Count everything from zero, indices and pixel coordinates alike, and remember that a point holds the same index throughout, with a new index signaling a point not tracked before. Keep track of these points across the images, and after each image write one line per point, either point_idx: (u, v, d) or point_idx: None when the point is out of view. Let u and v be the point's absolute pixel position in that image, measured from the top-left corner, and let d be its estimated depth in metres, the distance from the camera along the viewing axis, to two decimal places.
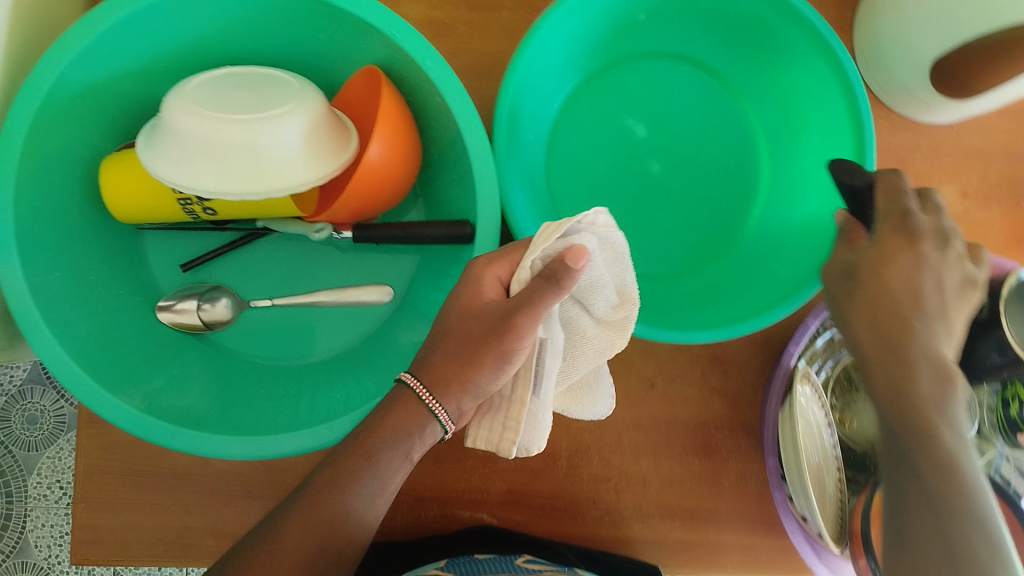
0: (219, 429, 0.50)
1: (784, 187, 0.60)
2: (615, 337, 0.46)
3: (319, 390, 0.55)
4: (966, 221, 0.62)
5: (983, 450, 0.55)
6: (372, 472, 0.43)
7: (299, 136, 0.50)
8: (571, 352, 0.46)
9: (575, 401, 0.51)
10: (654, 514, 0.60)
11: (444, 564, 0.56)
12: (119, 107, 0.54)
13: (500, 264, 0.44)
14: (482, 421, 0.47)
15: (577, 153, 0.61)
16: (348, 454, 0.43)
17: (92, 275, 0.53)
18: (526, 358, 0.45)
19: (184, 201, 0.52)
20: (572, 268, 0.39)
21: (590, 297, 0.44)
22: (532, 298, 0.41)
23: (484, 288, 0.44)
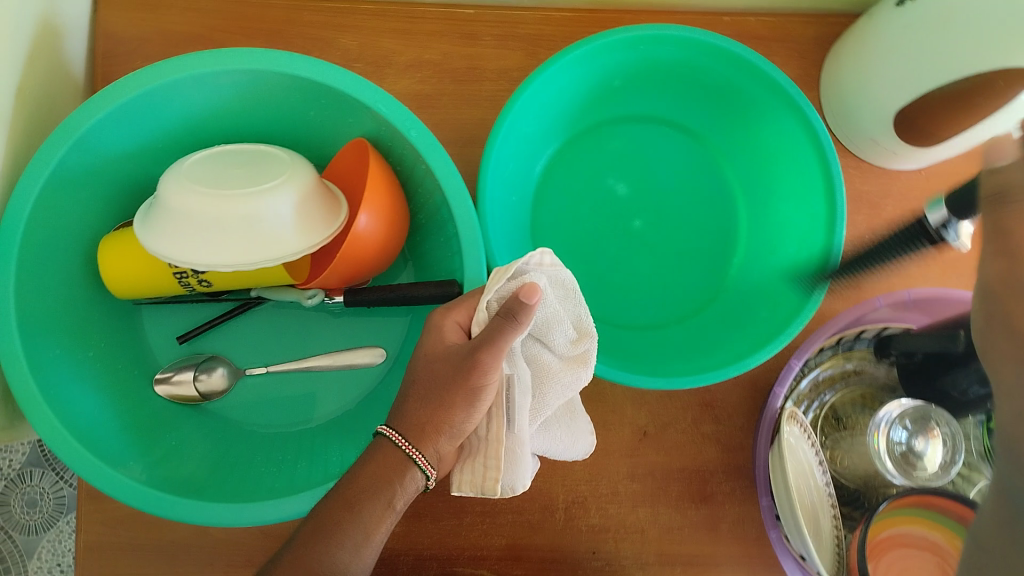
0: (217, 496, 0.51)
1: (761, 237, 0.62)
2: (578, 371, 0.47)
3: (318, 453, 0.56)
4: (940, 261, 0.64)
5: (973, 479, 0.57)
6: (355, 523, 0.44)
7: (291, 207, 0.52)
8: (540, 391, 0.48)
9: (557, 439, 0.52)
10: (654, 562, 0.60)
11: None
12: (116, 189, 0.56)
13: (459, 311, 0.48)
14: (464, 466, 0.47)
15: (560, 214, 0.63)
16: (332, 506, 0.44)
17: (91, 350, 0.55)
18: (496, 394, 0.47)
19: (180, 274, 0.54)
20: (527, 303, 0.42)
21: (548, 334, 0.47)
22: (492, 336, 0.43)
23: (446, 333, 0.47)
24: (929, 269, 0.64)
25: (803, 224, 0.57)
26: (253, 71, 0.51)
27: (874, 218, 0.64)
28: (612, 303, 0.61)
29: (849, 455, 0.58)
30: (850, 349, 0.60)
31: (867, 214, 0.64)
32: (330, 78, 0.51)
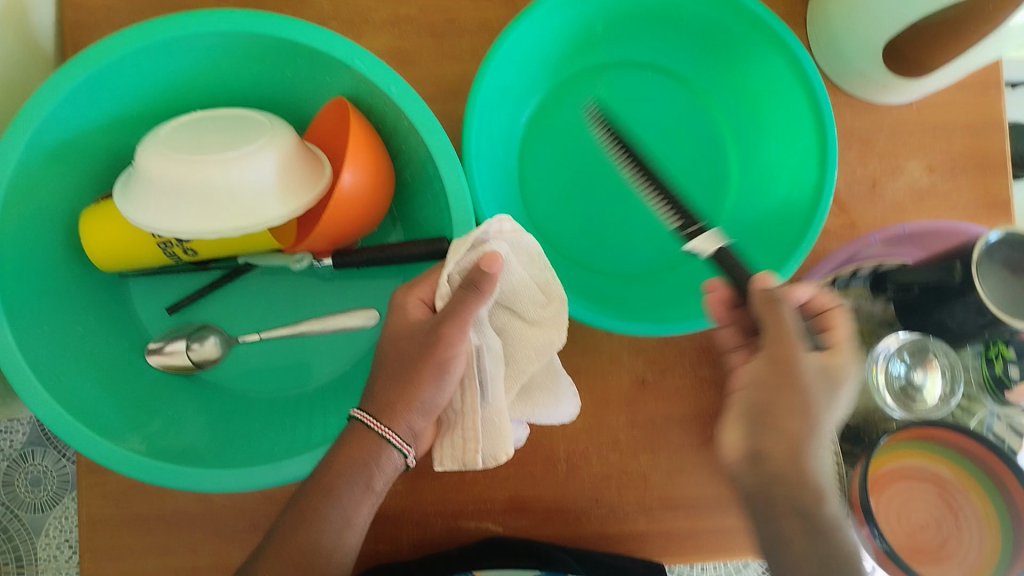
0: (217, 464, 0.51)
1: (753, 180, 0.61)
2: (552, 334, 0.50)
3: (316, 416, 0.56)
4: (934, 194, 0.63)
5: (973, 410, 0.58)
6: (334, 507, 0.45)
7: (272, 170, 0.51)
8: (513, 358, 0.50)
9: (535, 404, 0.54)
10: (656, 507, 0.61)
11: None
12: (93, 163, 0.55)
13: (422, 288, 0.49)
14: (444, 440, 0.49)
15: (547, 165, 0.61)
16: (309, 493, 0.45)
17: (80, 326, 0.54)
18: (467, 367, 0.48)
19: (165, 243, 0.53)
20: (490, 270, 0.45)
21: (514, 299, 0.49)
22: (456, 307, 0.45)
23: (409, 310, 0.48)
24: (923, 202, 0.63)
25: (796, 163, 0.56)
26: (226, 33, 0.50)
27: (866, 154, 0.63)
28: (604, 253, 0.61)
29: None
30: (845, 288, 0.58)
31: (859, 149, 0.63)
32: (304, 36, 0.49)
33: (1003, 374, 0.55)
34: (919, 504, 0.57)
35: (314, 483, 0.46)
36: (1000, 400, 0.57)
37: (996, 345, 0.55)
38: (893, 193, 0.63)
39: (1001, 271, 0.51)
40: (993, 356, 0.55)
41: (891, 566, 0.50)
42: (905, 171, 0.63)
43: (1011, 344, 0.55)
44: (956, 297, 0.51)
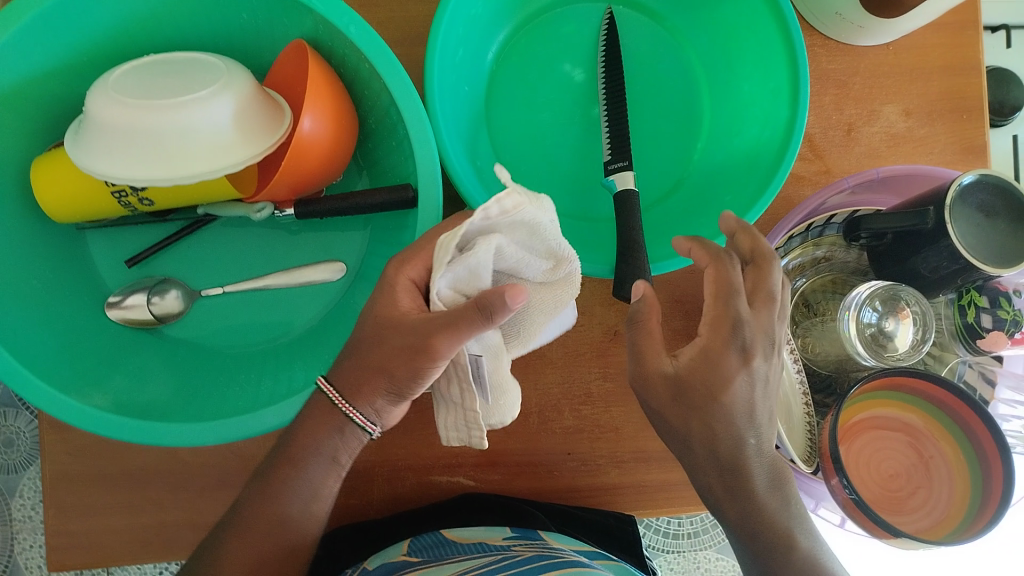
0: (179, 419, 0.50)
1: (724, 118, 0.60)
2: (563, 289, 0.46)
3: (289, 368, 0.55)
4: (909, 139, 0.62)
5: (944, 359, 0.59)
6: (300, 480, 0.46)
7: (228, 117, 0.49)
8: (519, 320, 0.47)
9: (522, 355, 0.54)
10: (629, 459, 0.60)
11: (409, 545, 0.59)
12: (45, 110, 0.53)
13: (413, 265, 0.43)
14: (447, 419, 0.47)
15: (515, 104, 0.60)
16: (277, 465, 0.46)
17: (36, 280, 0.52)
18: (461, 373, 0.45)
19: (119, 193, 0.51)
20: (510, 303, 0.38)
21: (523, 272, 0.44)
22: (457, 322, 0.39)
23: (397, 293, 0.43)
24: (898, 147, 0.62)
25: (768, 103, 0.56)
26: None
27: (843, 98, 0.62)
28: (573, 198, 0.59)
29: (820, 342, 0.58)
30: (819, 235, 0.59)
31: (835, 93, 0.62)
32: None
33: (976, 322, 0.55)
34: (888, 452, 0.57)
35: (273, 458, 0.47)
36: (972, 349, 0.56)
37: (971, 293, 0.56)
38: (868, 138, 0.62)
39: (975, 214, 0.50)
40: (966, 304, 0.56)
41: (859, 517, 0.50)
42: (881, 116, 0.62)
43: (984, 291, 0.55)
44: (929, 243, 0.50)
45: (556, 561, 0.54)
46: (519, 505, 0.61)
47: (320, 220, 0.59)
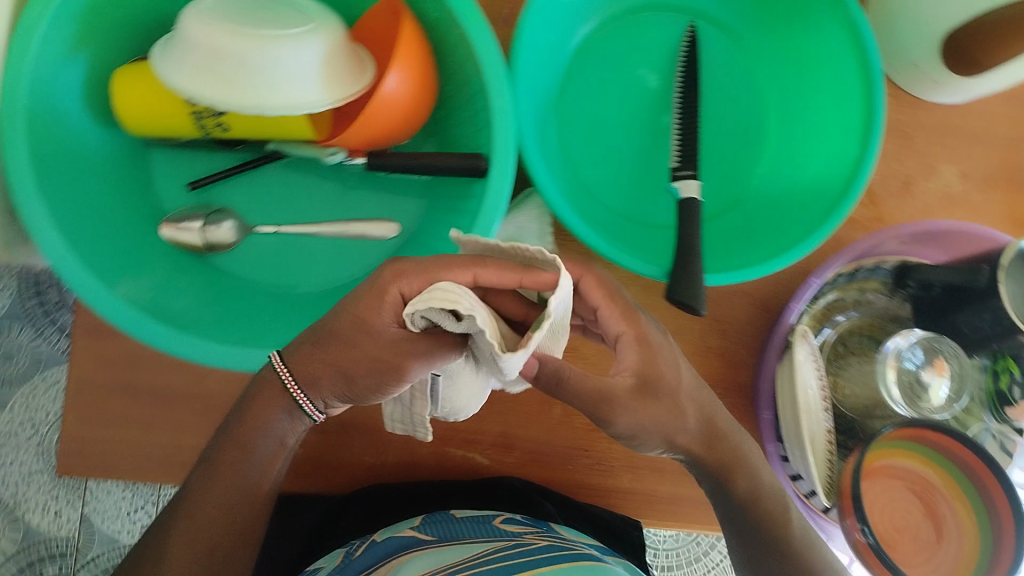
0: (218, 338, 0.50)
1: (789, 149, 0.60)
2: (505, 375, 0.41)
3: (315, 310, 0.55)
4: (963, 200, 0.63)
5: (969, 422, 0.58)
6: (248, 463, 0.45)
7: (317, 55, 0.49)
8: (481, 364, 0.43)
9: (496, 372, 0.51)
10: (643, 466, 0.60)
11: (420, 522, 0.62)
12: (135, 24, 0.53)
13: (409, 280, 0.40)
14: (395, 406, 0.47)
15: (587, 100, 0.59)
16: (222, 449, 0.45)
17: (99, 187, 0.53)
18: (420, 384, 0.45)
19: (198, 113, 0.51)
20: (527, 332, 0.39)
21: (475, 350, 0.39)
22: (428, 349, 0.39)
23: (384, 301, 0.41)
24: (951, 207, 0.63)
25: (838, 139, 0.56)
26: None
27: (904, 150, 0.63)
28: (630, 201, 0.59)
29: (852, 384, 0.58)
30: (865, 279, 0.59)
31: (899, 144, 0.63)
32: None
33: (1007, 391, 0.54)
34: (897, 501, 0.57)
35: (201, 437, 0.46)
36: (1000, 416, 0.56)
37: (1006, 360, 0.54)
38: (924, 193, 0.63)
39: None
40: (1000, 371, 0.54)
41: (871, 560, 0.50)
42: (939, 173, 0.63)
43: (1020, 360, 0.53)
44: (977, 302, 0.51)
45: (569, 552, 0.57)
46: (529, 496, 0.64)
47: (374, 175, 0.59)
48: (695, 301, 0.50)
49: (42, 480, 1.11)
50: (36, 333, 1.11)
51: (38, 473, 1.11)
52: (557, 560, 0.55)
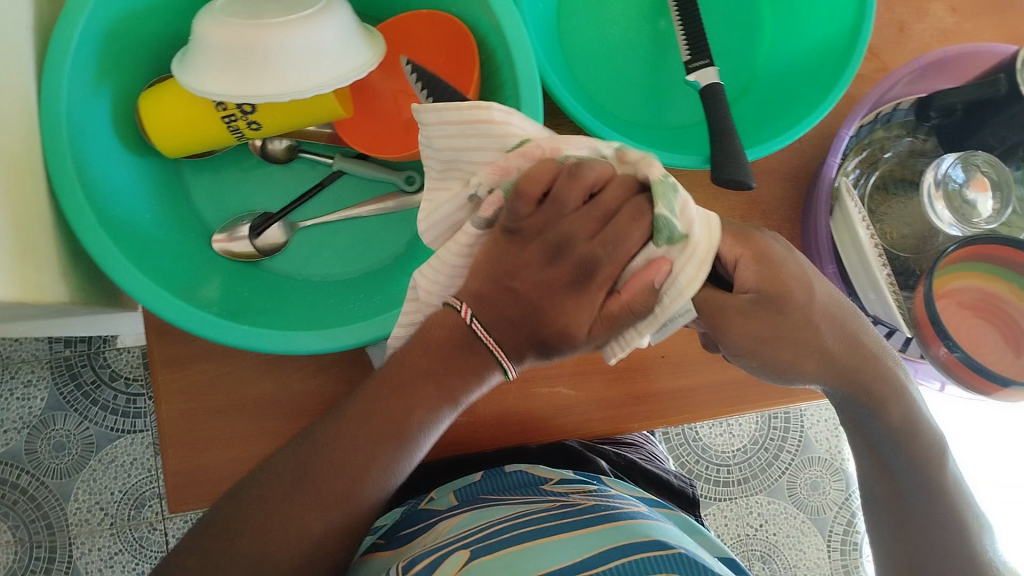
0: (288, 326, 0.51)
1: (789, 21, 0.61)
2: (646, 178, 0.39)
3: (354, 291, 0.56)
4: (958, 34, 0.65)
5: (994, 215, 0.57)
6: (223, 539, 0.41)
7: (350, 20, 0.52)
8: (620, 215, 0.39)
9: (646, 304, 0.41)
10: (721, 358, 0.63)
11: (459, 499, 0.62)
12: (147, 50, 0.54)
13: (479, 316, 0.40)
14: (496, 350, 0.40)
15: (588, 23, 0.62)
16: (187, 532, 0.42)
17: (150, 215, 0.53)
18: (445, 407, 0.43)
19: (228, 117, 0.52)
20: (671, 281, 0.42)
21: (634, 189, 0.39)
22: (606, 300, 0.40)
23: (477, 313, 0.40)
24: (949, 42, 0.65)
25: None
26: None
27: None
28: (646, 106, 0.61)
29: (898, 225, 0.60)
30: (888, 121, 0.60)
31: None
32: None
33: None
34: (976, 324, 0.60)
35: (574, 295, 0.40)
36: None
37: None
38: (920, 34, 0.65)
39: None
40: None
41: (964, 374, 0.53)
42: (930, 13, 0.65)
43: None
44: (1005, 108, 0.54)
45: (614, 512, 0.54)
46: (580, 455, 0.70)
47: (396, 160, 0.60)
48: (745, 176, 0.51)
49: (123, 559, 1.10)
50: (82, 418, 1.10)
51: (119, 554, 1.10)
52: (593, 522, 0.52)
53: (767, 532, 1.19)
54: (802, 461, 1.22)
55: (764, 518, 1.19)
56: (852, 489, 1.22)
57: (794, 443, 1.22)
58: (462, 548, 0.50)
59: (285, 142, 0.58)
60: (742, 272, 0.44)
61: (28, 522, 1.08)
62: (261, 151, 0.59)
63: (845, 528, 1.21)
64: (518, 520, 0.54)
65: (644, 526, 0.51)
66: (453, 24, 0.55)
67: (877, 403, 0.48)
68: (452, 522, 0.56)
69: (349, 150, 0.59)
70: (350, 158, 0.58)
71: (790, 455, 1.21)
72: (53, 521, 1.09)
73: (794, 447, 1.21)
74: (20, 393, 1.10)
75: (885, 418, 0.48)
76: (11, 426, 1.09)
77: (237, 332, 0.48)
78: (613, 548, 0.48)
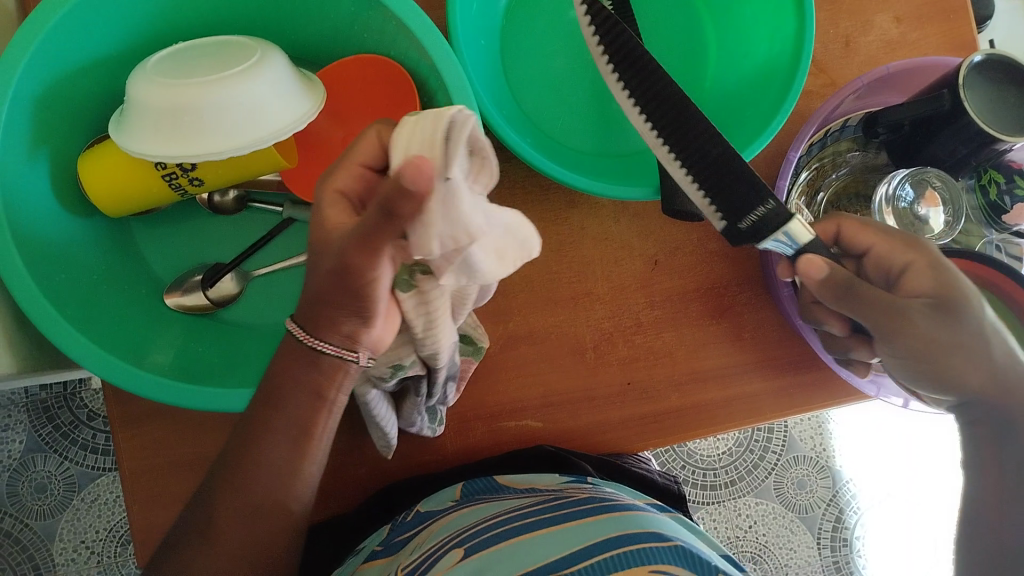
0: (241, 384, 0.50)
1: (733, 42, 0.61)
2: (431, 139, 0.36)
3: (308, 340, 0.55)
4: (905, 42, 0.65)
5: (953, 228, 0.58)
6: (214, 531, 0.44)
7: (288, 69, 0.51)
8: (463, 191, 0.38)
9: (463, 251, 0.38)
10: (687, 381, 0.63)
11: (460, 493, 0.58)
12: (83, 109, 0.53)
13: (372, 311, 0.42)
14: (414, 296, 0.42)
15: (532, 54, 0.61)
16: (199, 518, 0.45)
17: (95, 276, 0.53)
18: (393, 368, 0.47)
19: (170, 176, 0.52)
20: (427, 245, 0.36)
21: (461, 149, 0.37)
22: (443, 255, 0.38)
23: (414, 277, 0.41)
24: (897, 52, 0.65)
25: (774, 18, 0.58)
26: None
27: (837, 11, 0.64)
28: (594, 135, 0.61)
29: None
30: (836, 140, 0.60)
31: (829, 6, 0.64)
32: None
33: (999, 200, 0.57)
34: None
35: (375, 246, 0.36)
36: (999, 227, 0.58)
37: (990, 172, 0.57)
38: (867, 47, 0.65)
39: (983, 88, 0.53)
40: (987, 183, 0.58)
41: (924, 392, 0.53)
42: (876, 24, 0.65)
43: (1002, 169, 0.57)
44: (947, 126, 0.52)
45: (608, 502, 0.53)
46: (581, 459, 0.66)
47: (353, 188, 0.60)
48: None
49: None
50: (63, 460, 1.05)
51: None
52: (592, 512, 0.51)
53: (756, 532, 1.18)
54: (788, 460, 1.20)
55: (752, 520, 1.18)
56: (838, 485, 1.20)
57: (779, 442, 1.20)
58: (456, 546, 0.49)
59: (233, 193, 0.58)
60: (914, 280, 0.47)
61: (14, 567, 1.03)
62: (209, 203, 0.58)
63: (834, 524, 1.20)
64: (512, 515, 0.52)
65: (639, 516, 0.50)
66: (392, 66, 0.54)
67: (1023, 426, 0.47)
68: (449, 518, 0.54)
69: (298, 197, 0.59)
70: (299, 205, 0.58)
71: (776, 455, 1.19)
72: (41, 565, 1.03)
73: (778, 445, 1.19)
74: None
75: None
76: None
77: (187, 396, 0.47)
78: (613, 537, 0.47)
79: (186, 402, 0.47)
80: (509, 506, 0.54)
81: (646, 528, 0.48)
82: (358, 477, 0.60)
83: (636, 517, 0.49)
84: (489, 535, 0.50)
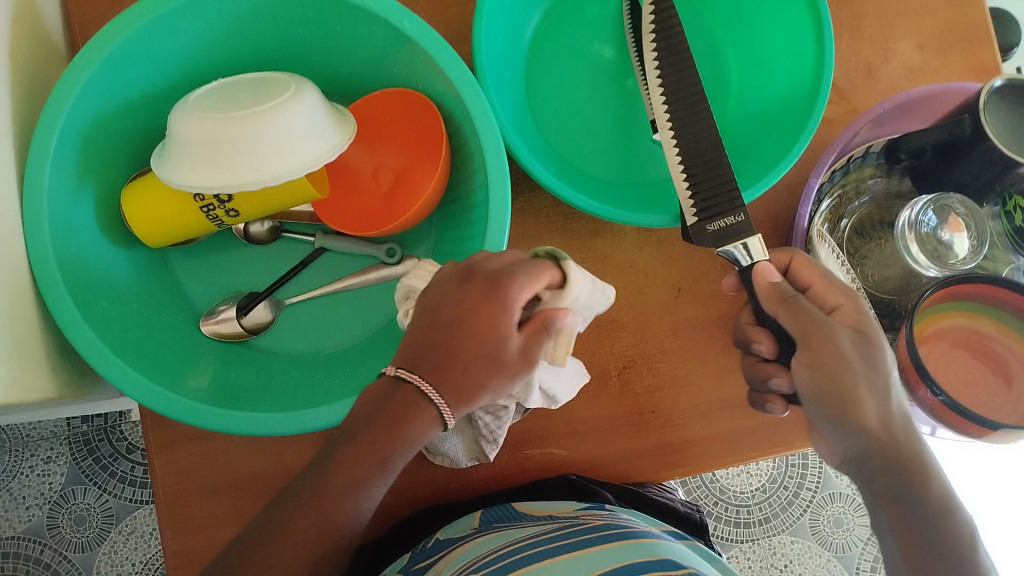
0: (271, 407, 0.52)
1: (752, 73, 0.63)
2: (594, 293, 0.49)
3: (337, 367, 0.57)
4: (926, 71, 0.66)
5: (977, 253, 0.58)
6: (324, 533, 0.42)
7: (320, 104, 0.54)
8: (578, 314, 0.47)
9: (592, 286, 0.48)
10: (712, 408, 0.63)
11: (479, 518, 0.59)
12: (127, 144, 0.56)
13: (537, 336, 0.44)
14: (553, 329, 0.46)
15: (556, 87, 0.63)
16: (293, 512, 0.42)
17: (135, 303, 0.55)
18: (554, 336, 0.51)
19: (207, 207, 0.54)
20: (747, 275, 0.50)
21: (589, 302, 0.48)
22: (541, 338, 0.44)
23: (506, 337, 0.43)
24: (918, 81, 0.66)
25: (793, 47, 0.59)
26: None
27: (857, 42, 0.65)
28: (616, 165, 0.62)
29: (880, 268, 0.60)
30: (859, 167, 0.60)
31: (849, 36, 0.65)
32: None
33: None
34: (966, 363, 0.59)
35: (496, 300, 0.43)
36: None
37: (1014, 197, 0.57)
38: (888, 76, 0.65)
39: (1002, 113, 0.53)
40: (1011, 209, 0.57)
41: (952, 417, 0.53)
42: (897, 54, 0.65)
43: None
44: (970, 149, 0.53)
45: (622, 530, 0.52)
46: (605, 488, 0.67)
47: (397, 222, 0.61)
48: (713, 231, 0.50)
49: None
50: (101, 492, 1.07)
51: None
52: (604, 539, 0.51)
53: (792, 571, 1.15)
54: (824, 497, 1.17)
55: (788, 558, 1.15)
56: None
57: (814, 479, 1.17)
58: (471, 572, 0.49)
59: (267, 224, 0.60)
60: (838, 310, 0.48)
61: None
62: (244, 234, 0.60)
63: (872, 564, 1.16)
64: (527, 542, 0.53)
65: (650, 545, 0.50)
66: (420, 99, 0.56)
67: (915, 479, 0.44)
68: (463, 549, 0.55)
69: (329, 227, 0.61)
70: (331, 234, 0.60)
71: (811, 493, 1.17)
72: None
73: (813, 482, 1.17)
74: (39, 469, 1.06)
75: (924, 491, 0.43)
76: (33, 502, 1.05)
77: (217, 417, 0.48)
78: (625, 566, 0.47)
79: (217, 422, 0.48)
80: (525, 534, 0.54)
81: (659, 557, 0.48)
82: (385, 502, 0.60)
83: (646, 546, 0.49)
84: (502, 561, 0.50)
